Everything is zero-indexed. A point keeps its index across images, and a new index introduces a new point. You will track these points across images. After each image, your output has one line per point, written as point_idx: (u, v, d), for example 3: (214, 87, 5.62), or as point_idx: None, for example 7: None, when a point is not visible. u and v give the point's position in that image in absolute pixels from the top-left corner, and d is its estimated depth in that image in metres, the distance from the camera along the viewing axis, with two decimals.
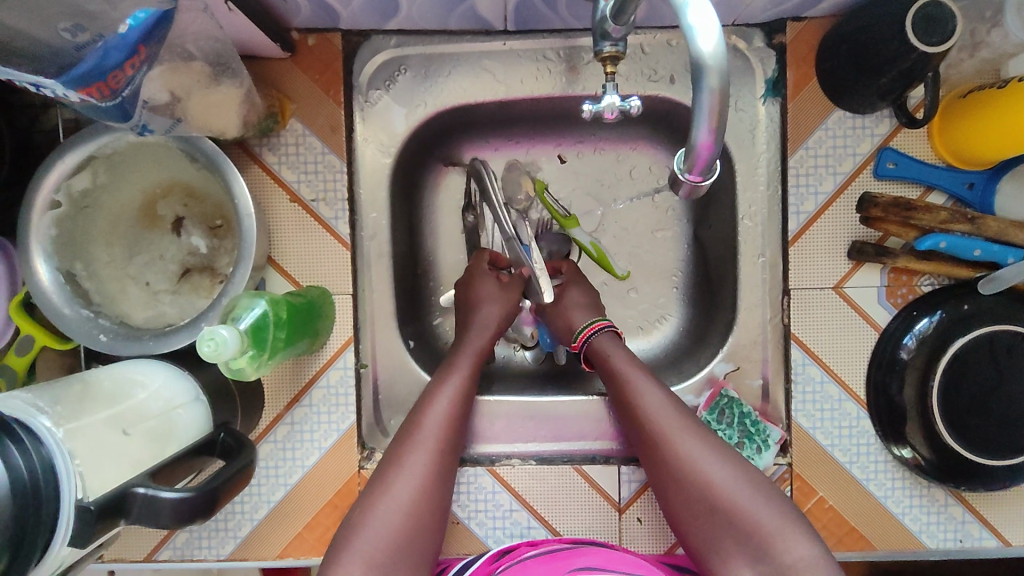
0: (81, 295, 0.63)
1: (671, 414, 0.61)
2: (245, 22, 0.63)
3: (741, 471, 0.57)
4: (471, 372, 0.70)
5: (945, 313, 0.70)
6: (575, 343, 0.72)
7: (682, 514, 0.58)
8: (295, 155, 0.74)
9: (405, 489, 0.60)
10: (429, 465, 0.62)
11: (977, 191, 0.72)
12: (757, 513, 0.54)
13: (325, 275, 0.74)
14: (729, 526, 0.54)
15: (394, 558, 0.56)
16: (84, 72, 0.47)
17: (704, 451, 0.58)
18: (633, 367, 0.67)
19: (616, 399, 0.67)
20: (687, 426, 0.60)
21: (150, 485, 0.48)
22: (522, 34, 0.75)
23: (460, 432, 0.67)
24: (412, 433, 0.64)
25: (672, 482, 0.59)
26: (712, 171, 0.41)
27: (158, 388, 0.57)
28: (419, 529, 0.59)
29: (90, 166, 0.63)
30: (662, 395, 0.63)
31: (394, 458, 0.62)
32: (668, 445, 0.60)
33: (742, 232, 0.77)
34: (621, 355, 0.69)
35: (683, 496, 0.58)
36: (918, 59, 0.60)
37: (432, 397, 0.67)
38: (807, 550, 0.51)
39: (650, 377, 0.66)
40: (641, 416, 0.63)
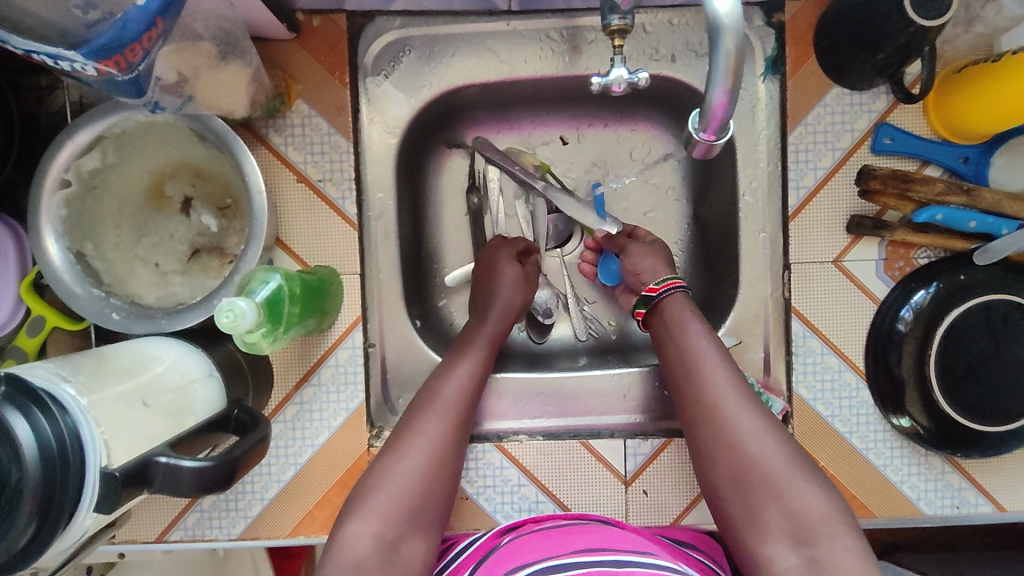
0: (91, 275, 0.63)
1: (735, 387, 0.61)
2: (253, 0, 0.63)
3: (792, 453, 0.58)
4: (484, 357, 0.71)
5: (942, 284, 0.72)
6: (657, 286, 0.70)
7: (724, 484, 0.59)
8: (301, 136, 0.74)
9: (418, 453, 0.63)
10: (441, 439, 0.65)
11: (971, 165, 0.74)
12: (807, 499, 0.55)
13: (332, 254, 0.75)
14: (776, 506, 0.56)
15: (409, 515, 0.61)
16: (101, 45, 0.47)
17: (762, 429, 0.59)
18: (701, 331, 0.65)
19: (675, 359, 0.66)
20: (747, 401, 0.61)
21: (172, 455, 0.48)
22: (526, 14, 0.76)
23: (472, 412, 0.68)
24: (428, 403, 0.67)
25: (721, 452, 0.59)
26: (726, 129, 0.43)
27: (174, 362, 0.58)
28: (429, 495, 0.63)
29: (100, 146, 0.63)
30: (726, 365, 0.63)
31: (410, 424, 0.65)
32: (726, 415, 0.60)
33: (743, 208, 0.78)
34: (690, 320, 0.67)
35: (730, 467, 0.59)
36: (916, 34, 0.62)
37: (448, 373, 0.69)
38: (851, 541, 0.54)
39: (716, 344, 0.65)
40: (703, 383, 0.62)
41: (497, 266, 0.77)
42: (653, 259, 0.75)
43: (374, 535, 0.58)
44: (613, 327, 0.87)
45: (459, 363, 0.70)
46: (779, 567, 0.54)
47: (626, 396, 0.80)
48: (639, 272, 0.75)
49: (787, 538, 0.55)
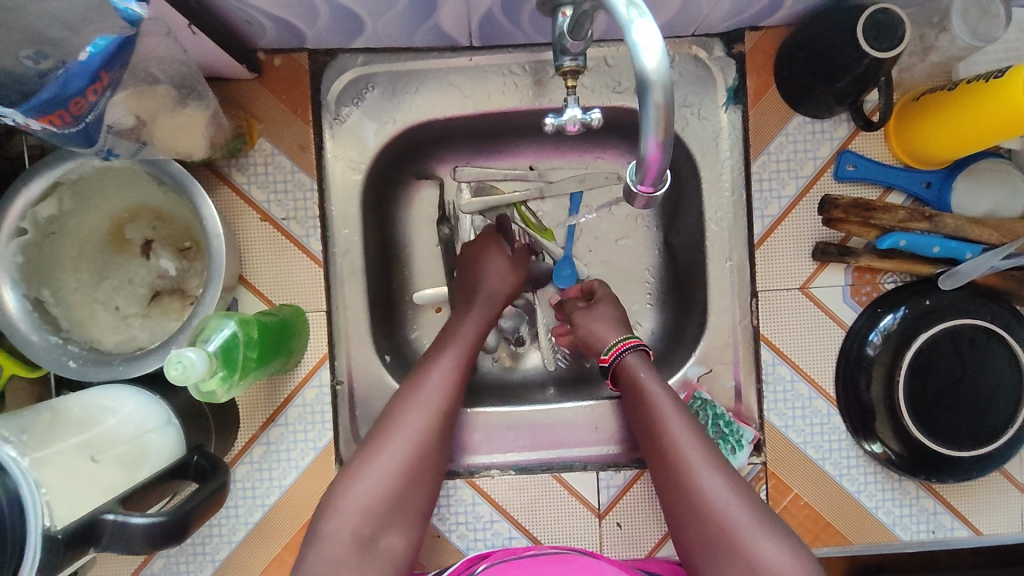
0: (48, 322, 0.63)
1: (696, 447, 0.61)
2: (211, 44, 0.63)
3: (759, 514, 0.56)
4: (462, 356, 0.70)
5: (909, 309, 0.72)
6: (607, 356, 0.71)
7: (697, 553, 0.57)
8: (264, 175, 0.74)
9: (401, 443, 0.62)
10: (422, 435, 0.63)
11: (934, 190, 0.74)
12: (777, 560, 0.53)
13: (298, 293, 0.74)
14: (746, 569, 0.53)
15: (389, 508, 0.59)
16: (44, 100, 0.46)
17: (727, 492, 0.58)
18: (663, 393, 0.65)
19: (643, 424, 0.66)
20: (714, 465, 0.60)
21: (120, 511, 0.47)
22: (488, 49, 0.76)
23: (446, 433, 0.65)
24: (405, 406, 0.65)
25: (692, 519, 0.58)
26: (664, 180, 0.41)
27: (129, 412, 0.57)
28: (406, 491, 0.61)
29: (56, 193, 0.63)
30: (688, 426, 0.63)
31: (393, 417, 0.64)
32: (693, 479, 0.59)
33: (709, 236, 0.78)
34: (648, 380, 0.67)
35: (701, 534, 0.57)
36: (871, 65, 0.62)
37: (429, 372, 0.68)
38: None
39: (678, 406, 0.64)
40: (668, 448, 0.62)
41: (482, 257, 0.78)
42: (601, 327, 0.75)
43: (353, 531, 0.57)
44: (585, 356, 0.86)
45: (436, 367, 0.68)
46: None
47: (597, 427, 0.78)
48: (588, 339, 0.75)
49: None
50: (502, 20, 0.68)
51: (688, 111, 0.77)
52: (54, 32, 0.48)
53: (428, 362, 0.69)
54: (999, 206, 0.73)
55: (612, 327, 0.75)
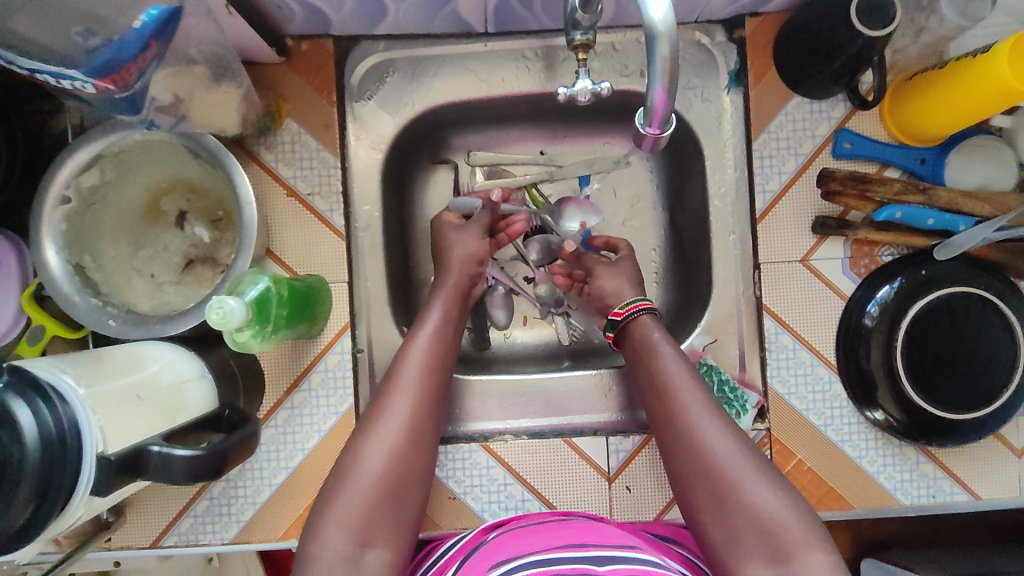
0: (89, 285, 0.66)
1: (703, 403, 0.63)
2: (245, 26, 0.68)
3: (762, 468, 0.59)
4: (425, 364, 0.67)
5: (905, 280, 0.75)
6: (622, 310, 0.74)
7: (701, 507, 0.59)
8: (291, 152, 0.78)
9: (373, 461, 0.60)
10: (396, 447, 0.61)
11: (928, 165, 0.78)
12: (780, 513, 0.55)
13: (321, 264, 0.78)
14: (749, 520, 0.55)
15: (371, 520, 0.58)
16: (100, 64, 0.51)
17: (733, 446, 0.59)
18: (673, 353, 0.68)
19: (649, 384, 0.67)
20: (721, 422, 0.61)
21: (164, 444, 0.51)
22: (502, 35, 0.81)
23: (428, 433, 0.64)
24: (370, 426, 0.62)
25: (697, 475, 0.59)
26: (669, 122, 0.46)
27: (168, 362, 0.60)
28: (389, 504, 0.59)
29: (98, 164, 0.67)
30: (695, 384, 0.65)
31: (359, 436, 0.62)
32: (698, 433, 0.61)
33: (713, 211, 0.82)
34: (658, 340, 0.70)
35: (705, 486, 0.59)
36: (864, 44, 0.66)
37: (393, 387, 0.65)
38: (825, 559, 0.53)
39: (686, 365, 0.67)
40: (675, 403, 0.63)
41: (448, 241, 0.79)
42: (619, 280, 0.79)
43: (339, 548, 0.55)
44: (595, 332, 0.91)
45: (399, 381, 0.65)
46: None
47: (606, 395, 0.82)
48: (604, 295, 0.79)
49: (763, 553, 0.54)
50: (516, 5, 0.73)
51: (692, 93, 0.81)
52: (104, 12, 0.53)
53: (391, 378, 0.66)
54: (989, 180, 0.77)
55: (626, 286, 0.78)
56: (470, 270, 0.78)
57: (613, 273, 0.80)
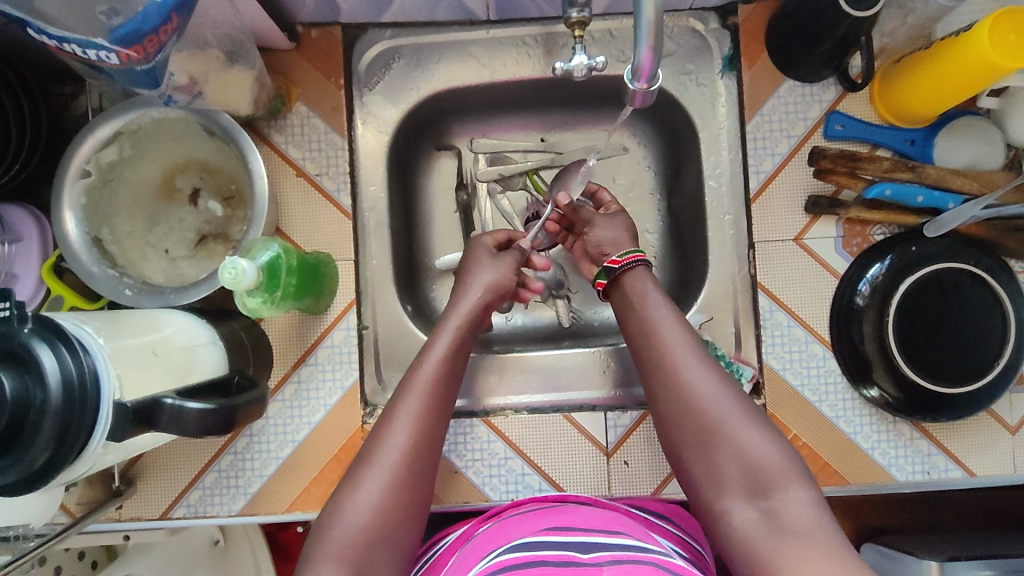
0: (107, 257, 0.69)
1: (689, 349, 0.67)
2: (258, 9, 0.71)
3: (745, 409, 0.63)
4: (429, 392, 0.68)
5: (895, 257, 0.77)
6: (619, 260, 0.76)
7: (686, 444, 0.64)
8: (301, 135, 0.81)
9: (374, 486, 0.62)
10: (392, 480, 0.63)
11: (918, 146, 0.80)
12: (762, 452, 0.61)
13: (328, 242, 0.81)
14: (733, 458, 0.61)
15: (370, 547, 0.60)
16: (122, 34, 0.54)
17: (718, 389, 0.64)
18: (662, 303, 0.71)
19: (638, 332, 0.71)
20: (705, 365, 0.66)
21: (177, 398, 0.53)
22: (504, 23, 0.84)
23: (427, 456, 0.66)
24: (373, 451, 0.65)
25: (683, 414, 0.65)
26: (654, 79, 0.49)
27: (182, 327, 0.63)
28: (390, 522, 0.62)
29: (117, 141, 0.70)
30: (683, 332, 0.69)
31: (363, 461, 0.64)
32: (685, 378, 0.65)
33: (708, 192, 0.84)
34: (649, 290, 0.73)
35: (691, 427, 0.64)
36: (852, 24, 0.69)
37: (396, 416, 0.66)
38: (805, 492, 0.58)
39: (675, 314, 0.71)
40: (663, 350, 0.68)
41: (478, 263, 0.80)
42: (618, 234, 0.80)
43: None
44: (595, 313, 0.93)
45: (404, 409, 0.66)
46: (738, 520, 0.59)
47: (605, 371, 0.84)
48: (601, 245, 0.80)
49: (745, 489, 0.60)
50: None
51: (687, 78, 0.84)
52: None
53: (394, 407, 0.67)
54: (977, 159, 0.79)
55: (623, 235, 0.80)
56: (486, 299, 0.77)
57: (608, 223, 0.81)
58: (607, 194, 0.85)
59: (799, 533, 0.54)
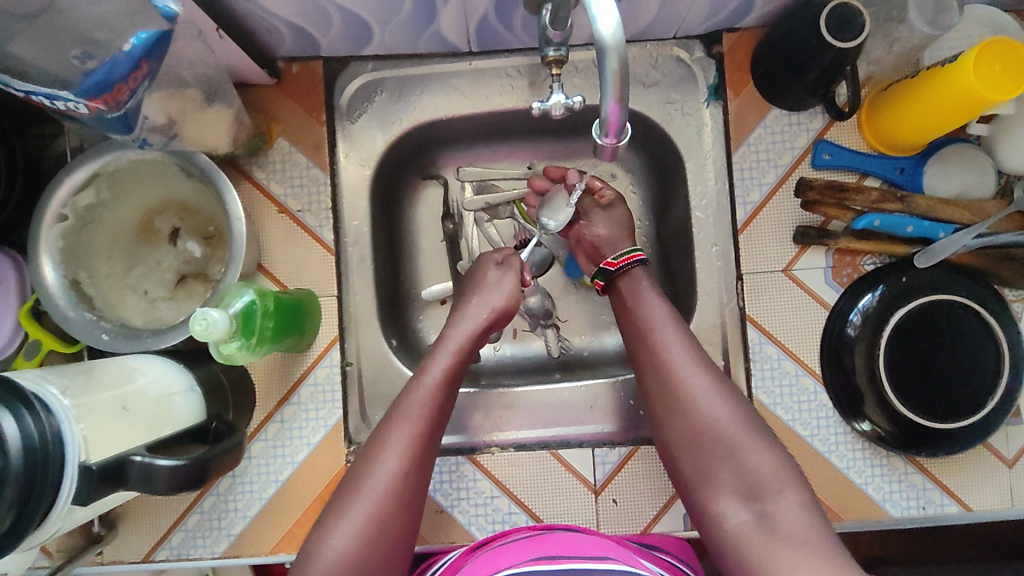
0: (84, 301, 0.69)
1: (683, 349, 0.65)
2: (235, 49, 0.70)
3: (739, 411, 0.62)
4: (424, 414, 0.67)
5: (886, 288, 0.76)
6: (616, 261, 0.74)
7: (679, 443, 0.63)
8: (282, 171, 0.81)
9: (359, 512, 0.61)
10: (381, 502, 0.62)
11: (908, 175, 0.79)
12: (757, 457, 0.59)
13: (311, 280, 0.80)
14: (728, 464, 0.59)
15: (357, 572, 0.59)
16: (91, 85, 0.54)
17: (713, 390, 0.63)
18: (658, 301, 0.69)
19: (633, 330, 0.70)
20: (700, 364, 0.64)
21: (146, 454, 0.52)
22: (486, 54, 0.83)
23: (423, 468, 0.65)
24: (362, 477, 0.63)
25: (676, 414, 0.63)
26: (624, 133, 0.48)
27: (157, 375, 0.62)
28: (379, 541, 0.61)
29: (94, 183, 0.69)
30: (677, 331, 0.67)
31: (351, 485, 0.63)
32: (679, 380, 0.64)
33: (695, 223, 0.83)
34: (645, 290, 0.72)
35: (685, 429, 0.62)
36: (837, 54, 0.68)
37: (389, 436, 0.65)
38: (797, 496, 0.56)
39: (670, 311, 0.69)
40: (656, 351, 0.66)
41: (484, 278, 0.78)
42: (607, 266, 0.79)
43: None
44: (584, 343, 0.92)
45: (399, 421, 0.66)
46: (730, 521, 0.57)
47: (593, 406, 0.83)
48: (598, 242, 0.80)
49: (738, 493, 0.58)
50: (497, 26, 0.75)
51: (672, 107, 0.83)
52: (99, 34, 0.55)
53: (393, 415, 0.67)
54: (968, 188, 0.78)
55: (619, 234, 0.79)
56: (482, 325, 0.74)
57: (606, 220, 0.81)
58: (602, 182, 0.81)
59: (788, 538, 0.53)
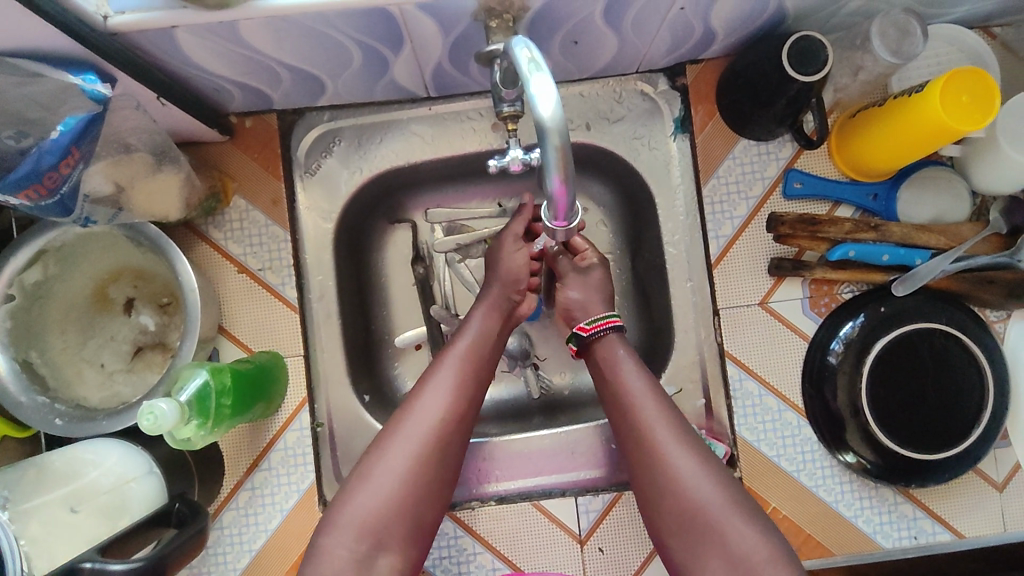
0: (37, 382, 0.65)
1: (664, 424, 0.61)
2: (180, 113, 0.67)
3: (728, 493, 0.57)
4: (464, 364, 0.64)
5: (867, 317, 0.74)
6: (588, 327, 0.70)
7: (668, 531, 0.58)
8: (240, 230, 0.79)
9: (389, 467, 0.57)
10: (413, 459, 0.58)
11: (881, 201, 0.78)
12: (746, 542, 0.54)
13: (277, 341, 0.78)
14: (717, 553, 0.55)
15: (387, 525, 0.55)
16: (22, 177, 0.53)
17: (699, 471, 0.58)
18: (637, 373, 0.65)
19: (613, 405, 0.65)
20: (686, 443, 0.60)
21: (98, 559, 0.51)
22: (445, 98, 0.81)
23: (466, 420, 0.62)
24: (393, 428, 0.60)
25: (665, 497, 0.58)
26: (574, 213, 0.49)
27: (112, 464, 0.61)
28: (410, 500, 0.57)
29: (41, 260, 0.67)
30: (659, 408, 0.62)
31: (379, 441, 0.59)
32: (664, 459, 0.59)
33: (668, 259, 0.81)
34: (622, 358, 0.67)
35: (674, 515, 0.58)
36: (801, 88, 0.66)
37: (426, 390, 0.62)
38: None
39: (650, 384, 0.64)
40: (639, 429, 0.61)
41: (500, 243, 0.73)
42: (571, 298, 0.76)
43: (350, 547, 0.54)
44: (565, 382, 0.89)
45: (433, 379, 0.62)
46: None
47: (574, 452, 0.80)
48: (570, 306, 0.74)
49: None
50: (453, 71, 0.72)
51: (639, 142, 0.81)
52: (32, 114, 0.53)
53: (424, 377, 0.64)
54: (941, 213, 0.77)
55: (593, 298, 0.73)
56: (508, 290, 0.71)
57: (578, 279, 0.74)
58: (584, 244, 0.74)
59: None
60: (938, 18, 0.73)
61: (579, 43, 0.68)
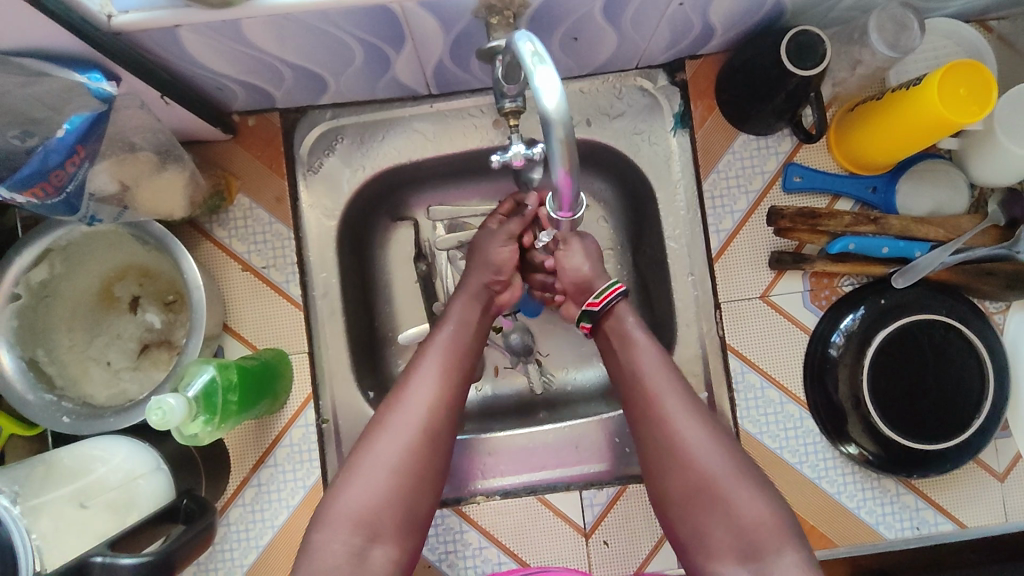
0: (44, 380, 0.66)
1: (676, 393, 0.61)
2: (183, 112, 0.68)
3: (737, 464, 0.58)
4: (446, 359, 0.65)
5: (867, 309, 0.75)
6: (597, 300, 0.69)
7: (673, 502, 0.59)
8: (244, 228, 0.79)
9: (382, 458, 0.57)
10: (402, 451, 0.58)
11: (880, 194, 0.78)
12: (753, 512, 0.55)
13: (282, 338, 0.79)
14: (722, 523, 0.56)
15: (382, 515, 0.56)
16: (27, 177, 0.54)
17: (707, 442, 0.59)
18: (649, 345, 0.65)
19: (623, 377, 0.65)
20: (695, 413, 0.60)
21: (108, 554, 0.51)
22: (447, 95, 0.81)
23: (451, 413, 0.62)
24: (383, 421, 0.60)
25: (672, 468, 0.59)
26: (578, 205, 0.50)
27: (119, 461, 0.62)
28: (403, 491, 0.57)
29: (47, 259, 0.67)
30: (671, 378, 0.62)
31: (377, 429, 0.59)
32: (673, 430, 0.59)
33: (669, 253, 0.82)
34: (633, 329, 0.67)
35: (682, 486, 0.58)
36: (799, 82, 0.67)
37: (411, 381, 0.62)
38: (797, 555, 0.53)
39: (662, 356, 0.64)
40: (649, 401, 0.62)
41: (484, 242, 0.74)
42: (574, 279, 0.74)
43: (345, 541, 0.54)
44: (568, 377, 0.90)
45: (418, 373, 0.63)
46: None
47: (578, 446, 0.81)
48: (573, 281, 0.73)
49: (735, 555, 0.54)
50: (454, 69, 0.73)
51: (639, 138, 0.81)
52: (37, 113, 0.54)
53: (408, 371, 0.64)
54: (940, 205, 0.78)
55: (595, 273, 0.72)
56: (485, 281, 0.72)
57: None
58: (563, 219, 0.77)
59: None
60: (935, 12, 0.74)
61: (579, 39, 0.69)
